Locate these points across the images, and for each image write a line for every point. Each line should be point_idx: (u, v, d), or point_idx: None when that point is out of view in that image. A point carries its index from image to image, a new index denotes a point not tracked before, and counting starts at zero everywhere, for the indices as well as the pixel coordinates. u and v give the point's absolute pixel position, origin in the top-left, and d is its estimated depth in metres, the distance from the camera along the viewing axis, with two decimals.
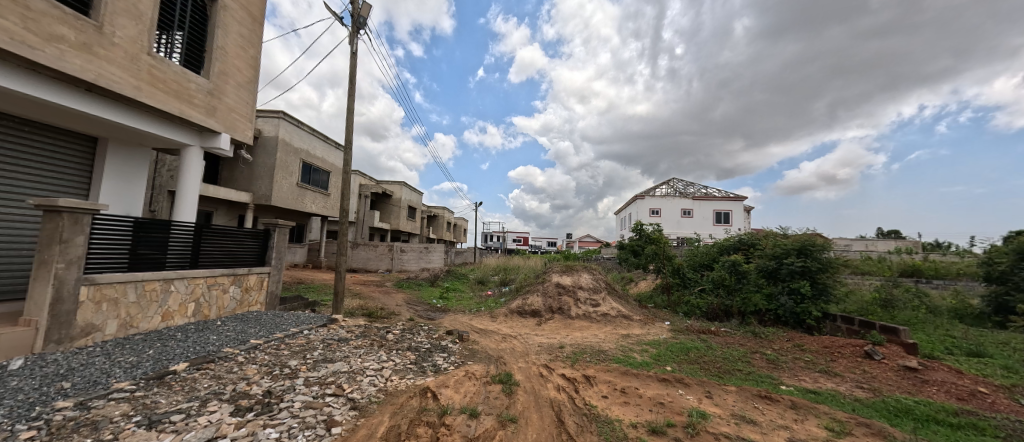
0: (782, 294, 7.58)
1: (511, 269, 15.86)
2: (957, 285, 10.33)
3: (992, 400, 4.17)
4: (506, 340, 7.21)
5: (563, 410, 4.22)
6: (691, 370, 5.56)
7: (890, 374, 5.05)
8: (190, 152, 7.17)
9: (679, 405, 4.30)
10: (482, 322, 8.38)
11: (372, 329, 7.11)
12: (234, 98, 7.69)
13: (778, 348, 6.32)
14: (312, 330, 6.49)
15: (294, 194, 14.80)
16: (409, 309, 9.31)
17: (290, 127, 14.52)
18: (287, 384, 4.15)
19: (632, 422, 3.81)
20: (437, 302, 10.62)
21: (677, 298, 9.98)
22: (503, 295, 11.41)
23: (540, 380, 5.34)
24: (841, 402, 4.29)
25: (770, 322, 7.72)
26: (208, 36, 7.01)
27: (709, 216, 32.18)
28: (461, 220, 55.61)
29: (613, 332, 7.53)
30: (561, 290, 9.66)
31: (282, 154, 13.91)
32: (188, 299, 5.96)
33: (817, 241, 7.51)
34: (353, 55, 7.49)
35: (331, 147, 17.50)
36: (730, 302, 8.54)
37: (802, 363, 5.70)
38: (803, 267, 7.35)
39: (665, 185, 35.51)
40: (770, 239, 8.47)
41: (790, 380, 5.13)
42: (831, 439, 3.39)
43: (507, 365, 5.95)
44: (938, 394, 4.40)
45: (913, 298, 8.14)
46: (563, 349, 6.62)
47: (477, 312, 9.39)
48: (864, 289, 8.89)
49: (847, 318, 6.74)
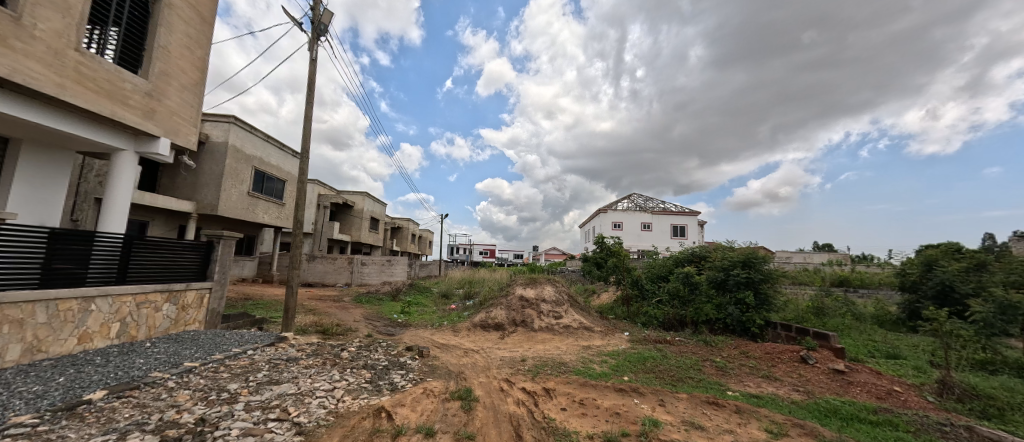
0: (729, 304, 8.03)
1: (475, 282, 15.70)
2: (879, 294, 11.46)
3: (905, 397, 4.66)
4: (468, 354, 7.09)
5: (522, 424, 4.21)
6: (647, 379, 5.74)
7: (821, 377, 5.48)
8: (123, 156, 6.60)
9: (634, 414, 4.41)
10: (444, 336, 8.19)
11: (325, 346, 6.75)
12: (177, 101, 7.18)
13: (726, 355, 6.69)
14: (257, 350, 6.06)
15: (245, 203, 13.92)
16: (367, 324, 8.91)
17: (242, 132, 13.72)
18: (224, 410, 3.83)
19: (589, 433, 3.89)
20: (399, 317, 10.27)
21: (636, 309, 10.27)
22: (466, 309, 11.22)
23: (500, 394, 5.29)
24: (780, 405, 4.60)
25: (720, 331, 8.15)
26: (149, 35, 6.57)
27: (667, 230, 33.80)
28: (427, 232, 54.32)
29: (575, 344, 7.62)
30: (524, 303, 9.62)
31: (232, 161, 13.09)
32: (113, 319, 5.38)
33: (759, 254, 8.11)
34: (312, 59, 7.25)
35: (288, 155, 16.67)
36: (684, 311, 8.84)
37: (746, 368, 6.06)
38: (747, 278, 7.89)
39: (626, 200, 37.02)
40: (719, 251, 8.99)
41: (736, 386, 5.43)
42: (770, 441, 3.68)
43: (468, 380, 5.85)
44: (861, 394, 4.84)
45: (841, 306, 8.94)
46: (524, 363, 6.60)
47: (440, 326, 9.17)
48: (801, 298, 9.66)
49: (785, 326, 7.31)
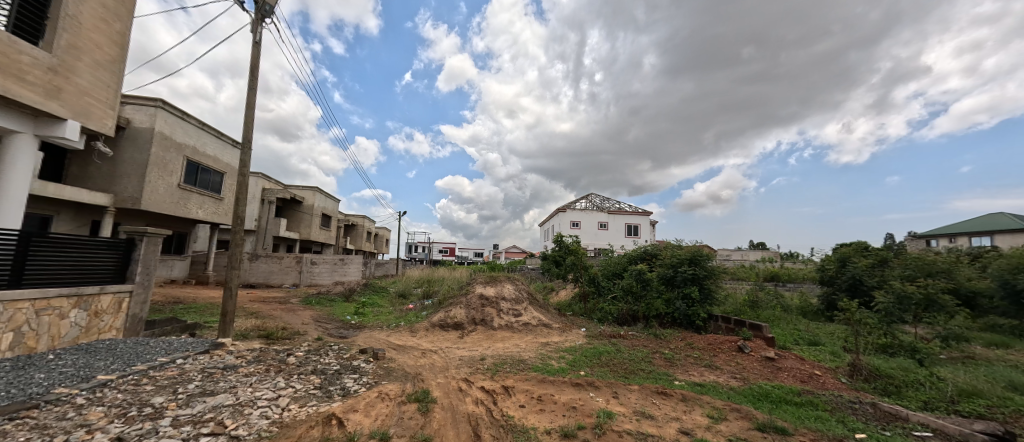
0: (677, 299, 8.55)
1: (434, 281, 15.45)
2: (803, 287, 12.81)
3: (823, 380, 5.24)
4: (426, 355, 6.94)
5: (480, 423, 4.18)
6: (602, 373, 5.96)
7: (754, 364, 6.02)
8: (19, 139, 5.72)
9: (589, 407, 4.55)
10: (401, 337, 7.95)
11: (269, 352, 6.29)
12: (89, 79, 6.31)
13: (674, 347, 7.12)
14: (189, 358, 5.50)
15: (175, 197, 12.63)
16: (317, 327, 8.42)
17: (172, 117, 12.37)
18: (147, 427, 3.43)
19: (546, 428, 3.95)
20: (352, 318, 9.83)
21: (592, 306, 10.64)
22: (424, 308, 10.99)
23: (459, 394, 5.23)
24: (719, 392, 4.97)
25: (668, 324, 8.67)
26: (52, 1, 5.72)
27: (622, 229, 35.40)
28: (384, 230, 52.34)
29: (534, 341, 7.73)
30: (484, 301, 9.59)
31: (159, 150, 11.79)
32: (4, 329, 4.62)
33: (704, 252, 8.72)
34: (255, 42, 6.69)
35: (228, 145, 15.32)
36: (636, 307, 9.27)
37: (691, 359, 6.49)
38: (693, 274, 8.46)
39: (584, 200, 38.24)
40: (669, 249, 9.55)
41: (682, 375, 5.79)
42: (711, 426, 3.96)
43: (426, 382, 5.72)
44: (788, 378, 5.37)
45: (772, 299, 9.87)
46: (483, 362, 6.58)
47: (397, 327, 8.89)
48: (739, 292, 10.54)
49: (726, 318, 7.92)
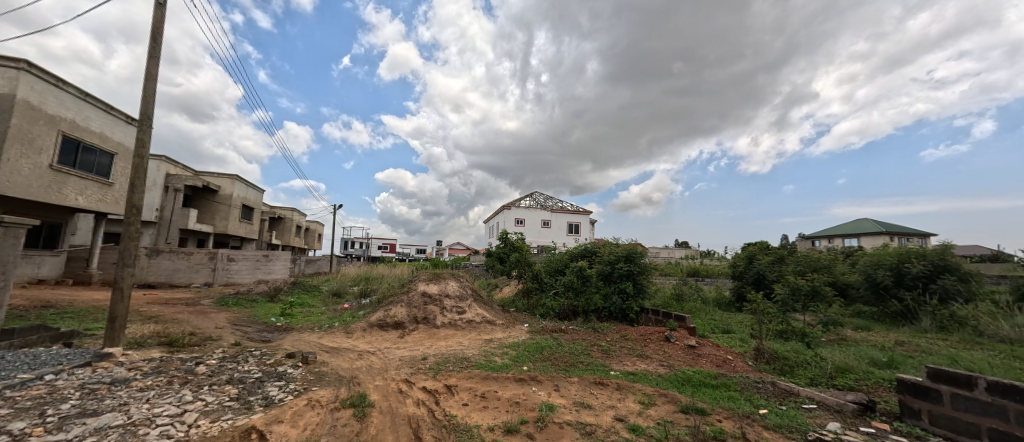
0: (613, 294, 9.10)
1: (372, 279, 14.74)
2: (717, 281, 14.40)
3: (735, 363, 5.92)
4: (363, 356, 6.57)
5: (422, 425, 4.05)
6: (544, 367, 6.11)
7: (678, 352, 6.61)
8: None
9: (532, 401, 4.63)
10: (335, 339, 7.45)
11: (173, 362, 5.48)
12: None
13: (610, 339, 7.56)
14: (62, 374, 4.58)
15: (45, 180, 10.58)
16: (235, 331, 7.55)
17: (41, 83, 10.27)
18: None
19: (489, 425, 3.95)
20: (278, 320, 8.99)
21: (535, 301, 10.93)
22: (361, 308, 10.42)
23: (399, 396, 5.02)
24: (649, 379, 5.37)
25: (605, 317, 9.20)
26: None
27: (563, 227, 36.88)
28: (315, 225, 48.24)
29: (477, 338, 7.72)
30: (427, 299, 9.36)
31: (22, 121, 9.74)
32: None
33: (638, 250, 9.41)
34: (160, 3, 5.77)
35: (121, 121, 13.14)
36: (576, 302, 9.66)
37: (625, 350, 6.93)
38: (628, 270, 9.06)
39: (528, 198, 39.11)
40: (607, 247, 10.12)
41: (617, 365, 6.16)
42: (642, 411, 4.25)
43: (362, 385, 5.41)
44: (706, 363, 5.98)
45: (693, 292, 10.93)
46: (425, 361, 6.41)
47: (330, 328, 8.32)
48: (667, 287, 11.54)
49: (655, 311, 8.60)
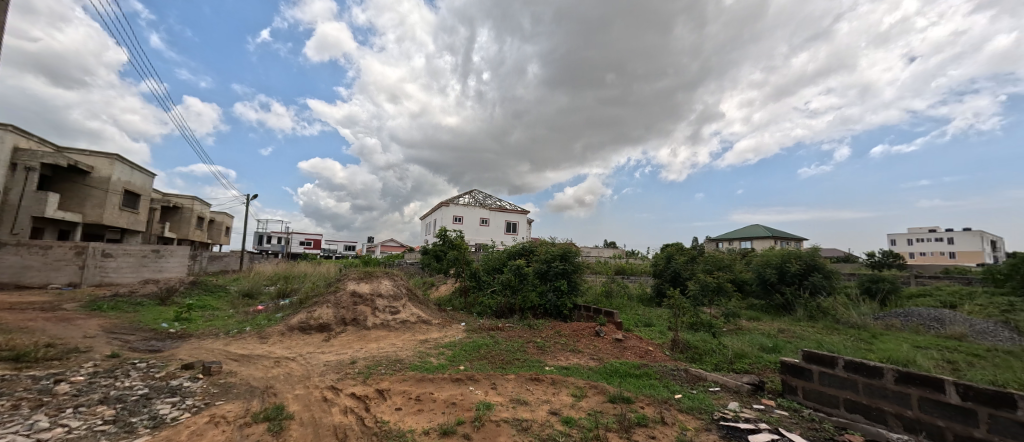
0: (549, 291, 9.43)
1: (292, 278, 13.42)
2: (639, 279, 15.70)
3: (655, 354, 6.49)
4: (279, 364, 5.95)
5: (349, 434, 3.77)
6: (481, 366, 6.09)
7: (607, 345, 7.06)
8: None
9: (469, 401, 4.58)
10: (245, 345, 6.64)
11: (20, 381, 4.40)
12: None
13: (545, 335, 7.80)
14: None
15: None
16: (111, 341, 6.34)
17: None
18: None
19: (424, 429, 3.81)
20: (172, 326, 7.76)
21: (472, 300, 10.89)
22: (279, 310, 9.44)
23: (323, 405, 4.63)
24: (581, 373, 5.64)
25: (540, 314, 9.49)
26: None
27: (502, 226, 37.35)
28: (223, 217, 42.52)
29: (411, 338, 7.45)
30: (357, 299, 8.80)
31: None
32: None
33: (572, 249, 9.87)
34: None
35: None
36: (513, 300, 9.82)
37: (559, 345, 7.20)
38: (562, 268, 9.45)
39: (467, 195, 38.81)
40: (543, 246, 10.46)
41: (552, 361, 6.37)
42: (574, 403, 4.45)
43: (279, 396, 4.89)
44: (631, 355, 6.47)
45: (620, 289, 11.76)
46: (354, 365, 6.01)
47: (239, 334, 7.40)
48: (597, 284, 12.28)
49: (587, 307, 9.09)
